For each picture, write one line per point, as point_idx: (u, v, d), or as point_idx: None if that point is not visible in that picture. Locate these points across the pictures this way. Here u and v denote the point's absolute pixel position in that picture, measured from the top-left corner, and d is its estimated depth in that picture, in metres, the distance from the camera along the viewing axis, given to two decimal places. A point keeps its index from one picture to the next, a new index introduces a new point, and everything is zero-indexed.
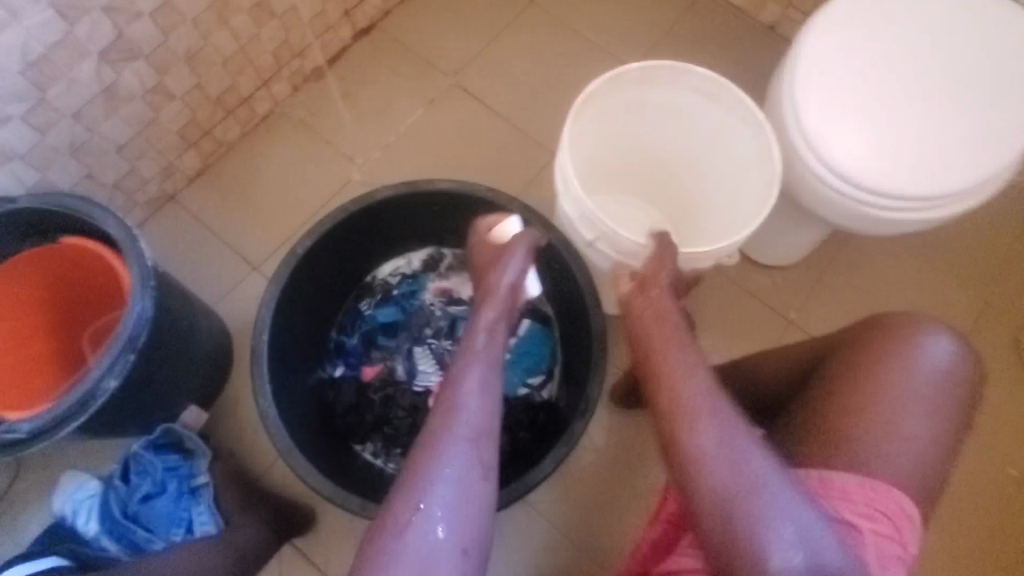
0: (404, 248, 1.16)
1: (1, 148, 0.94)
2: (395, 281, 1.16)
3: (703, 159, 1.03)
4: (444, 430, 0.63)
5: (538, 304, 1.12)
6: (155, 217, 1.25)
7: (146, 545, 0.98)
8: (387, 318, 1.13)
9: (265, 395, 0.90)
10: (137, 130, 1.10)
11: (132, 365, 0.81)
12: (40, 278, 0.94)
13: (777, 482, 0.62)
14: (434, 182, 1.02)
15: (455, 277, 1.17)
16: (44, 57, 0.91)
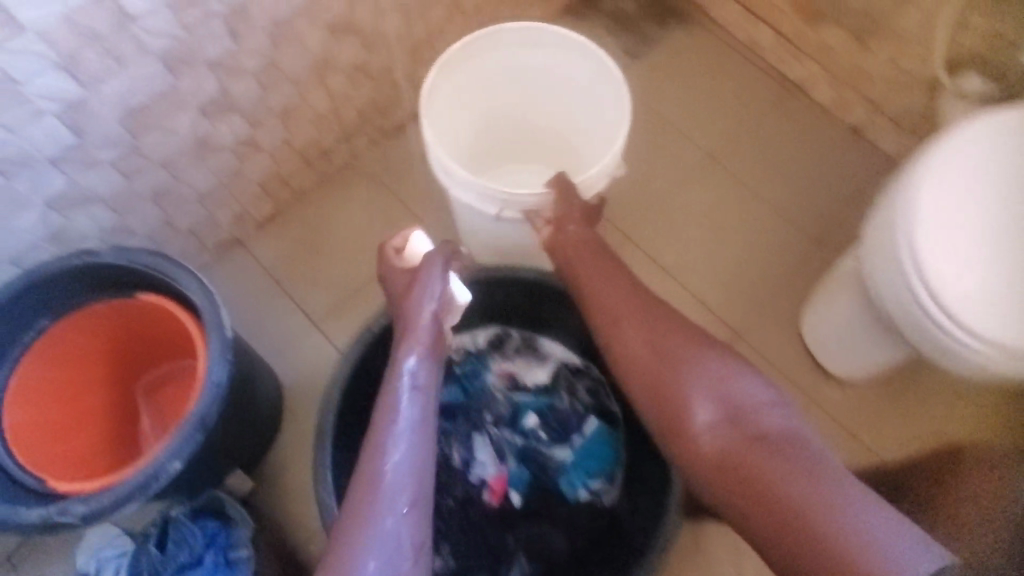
0: (470, 325, 1.12)
1: (85, 192, 0.91)
2: (459, 359, 1.12)
3: (564, 110, 1.12)
4: (372, 476, 0.71)
5: (605, 401, 1.08)
6: (221, 263, 1.23)
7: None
8: (448, 399, 1.09)
9: (327, 483, 0.84)
10: (219, 179, 1.08)
11: (197, 446, 0.76)
12: (105, 331, 0.90)
13: (715, 440, 0.74)
14: (521, 270, 1.01)
15: (520, 360, 1.13)
16: (144, 107, 0.88)
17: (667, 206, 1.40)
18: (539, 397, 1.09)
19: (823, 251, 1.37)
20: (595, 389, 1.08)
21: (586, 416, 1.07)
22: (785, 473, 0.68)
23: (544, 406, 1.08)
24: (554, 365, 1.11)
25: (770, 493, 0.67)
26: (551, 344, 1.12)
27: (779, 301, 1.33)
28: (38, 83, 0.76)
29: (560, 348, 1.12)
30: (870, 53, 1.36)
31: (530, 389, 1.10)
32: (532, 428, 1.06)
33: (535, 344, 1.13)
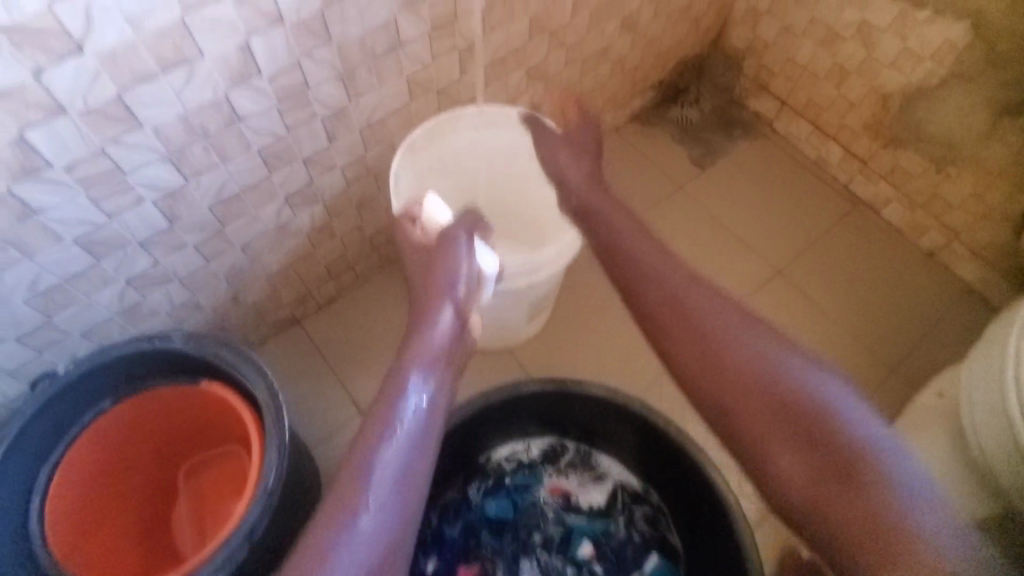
0: (526, 433, 1.05)
1: (166, 271, 0.93)
2: (509, 468, 1.05)
3: (542, 189, 1.13)
4: (359, 474, 0.59)
5: (666, 535, 0.99)
6: (277, 339, 1.23)
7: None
8: (496, 513, 1.01)
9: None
10: (290, 262, 1.09)
11: (241, 560, 0.72)
12: (161, 416, 0.89)
13: (781, 431, 0.65)
14: (582, 385, 0.94)
15: (574, 475, 1.05)
16: (236, 195, 0.91)
17: None
18: (594, 522, 1.01)
19: (896, 380, 1.29)
20: (656, 521, 1.01)
21: (645, 551, 0.98)
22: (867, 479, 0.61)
23: (599, 533, 1.00)
24: (611, 486, 1.04)
25: (844, 496, 0.61)
26: (608, 461, 1.05)
27: None
28: (143, 175, 0.78)
29: (618, 467, 1.04)
30: (947, 180, 1.34)
31: (584, 511, 1.02)
32: (586, 558, 0.98)
33: (591, 459, 1.06)
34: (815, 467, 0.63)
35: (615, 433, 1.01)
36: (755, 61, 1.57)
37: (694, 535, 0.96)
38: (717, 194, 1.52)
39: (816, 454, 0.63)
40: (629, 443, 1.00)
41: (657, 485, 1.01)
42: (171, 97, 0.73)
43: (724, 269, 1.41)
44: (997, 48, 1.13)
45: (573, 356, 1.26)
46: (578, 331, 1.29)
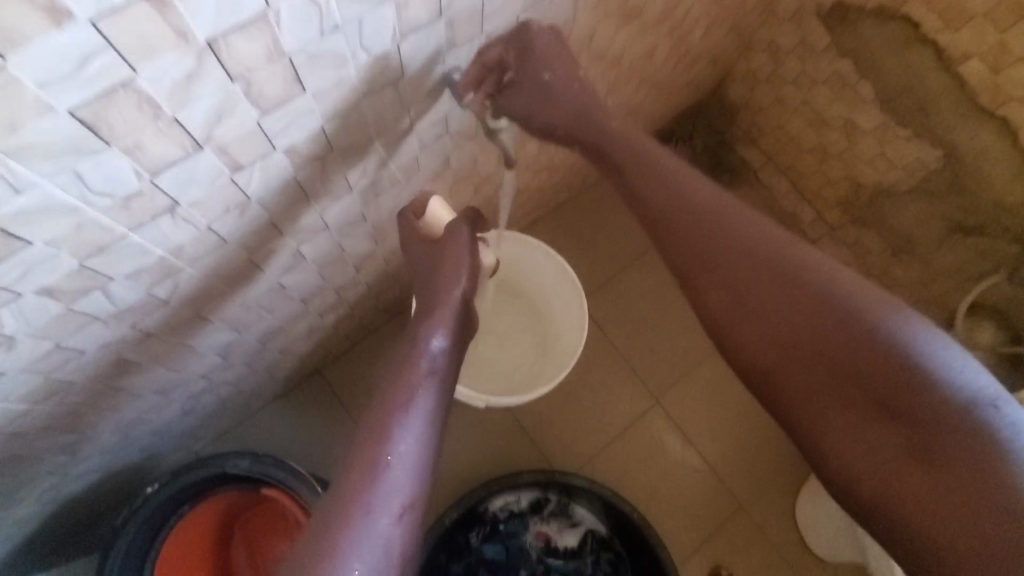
0: (519, 490, 1.32)
1: (220, 383, 1.08)
2: (503, 516, 1.33)
3: (540, 288, 1.31)
4: (340, 523, 0.63)
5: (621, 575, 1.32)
6: (301, 387, 1.42)
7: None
8: (492, 555, 1.32)
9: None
10: (316, 341, 1.24)
11: None
12: (209, 529, 1.09)
13: (826, 323, 0.69)
14: (568, 475, 1.28)
15: (556, 523, 1.35)
16: (279, 327, 1.05)
17: (697, 372, 1.54)
18: (568, 561, 1.33)
19: None
20: (615, 563, 1.32)
21: None
22: (921, 410, 0.62)
23: (570, 569, 1.33)
24: (583, 532, 1.34)
25: (897, 386, 0.63)
26: (581, 512, 1.34)
27: (780, 477, 1.49)
28: (212, 346, 0.93)
29: (589, 517, 1.34)
30: (898, 262, 1.52)
31: (561, 552, 1.34)
32: None
33: (568, 510, 1.34)
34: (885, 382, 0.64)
35: (590, 500, 1.31)
36: (748, 118, 1.64)
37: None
38: None
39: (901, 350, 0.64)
40: (599, 507, 1.31)
41: (619, 538, 1.32)
42: (236, 303, 0.85)
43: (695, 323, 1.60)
44: (964, 181, 1.27)
45: (558, 404, 1.48)
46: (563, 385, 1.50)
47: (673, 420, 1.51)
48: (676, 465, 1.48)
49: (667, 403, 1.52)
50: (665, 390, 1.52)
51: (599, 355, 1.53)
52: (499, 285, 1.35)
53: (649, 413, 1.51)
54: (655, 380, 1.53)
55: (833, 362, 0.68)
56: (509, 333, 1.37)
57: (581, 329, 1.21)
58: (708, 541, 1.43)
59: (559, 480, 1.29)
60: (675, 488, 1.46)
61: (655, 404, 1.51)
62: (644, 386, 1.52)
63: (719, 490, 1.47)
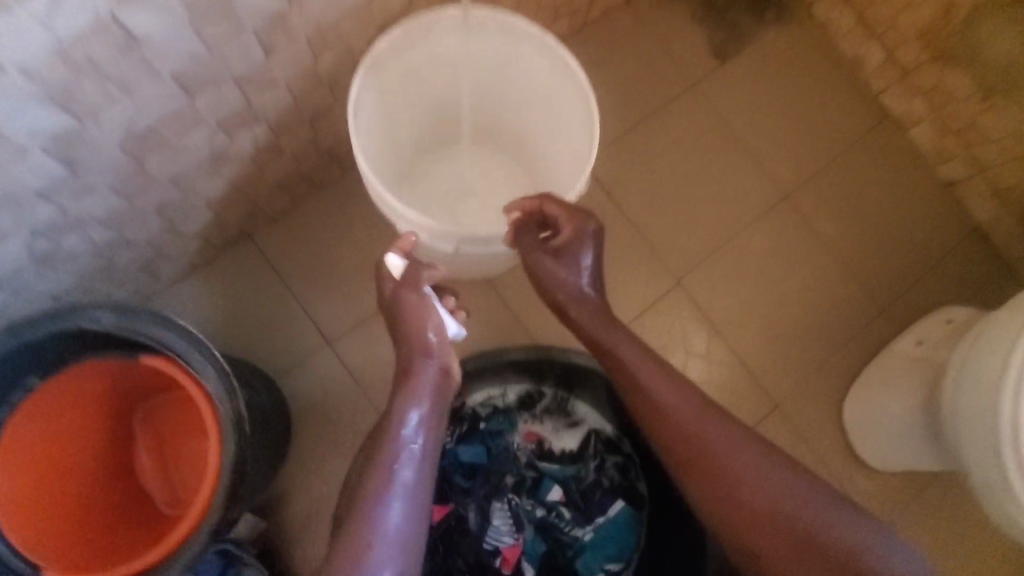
0: (503, 380, 1.05)
1: (81, 217, 0.78)
2: (483, 412, 1.05)
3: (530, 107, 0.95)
4: None
5: (633, 482, 1.03)
6: (229, 259, 1.12)
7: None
8: (469, 458, 1.03)
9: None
10: (231, 182, 0.93)
11: (205, 548, 0.72)
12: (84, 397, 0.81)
13: (761, 502, 0.74)
14: (564, 352, 1.00)
15: (550, 419, 1.07)
16: (152, 130, 0.72)
17: (726, 248, 1.25)
18: (566, 466, 1.04)
19: (879, 320, 1.26)
20: (625, 468, 1.04)
21: (614, 497, 1.02)
22: (846, 561, 0.69)
23: (569, 476, 1.04)
24: (585, 431, 1.06)
25: (835, 550, 0.70)
26: (583, 407, 1.07)
27: (823, 372, 1.23)
28: (19, 122, 0.60)
29: (592, 413, 1.06)
30: (994, 108, 1.18)
31: (557, 456, 1.05)
32: (555, 502, 1.02)
33: (566, 405, 1.07)
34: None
35: (593, 388, 1.03)
36: None
37: (663, 484, 1.00)
38: (735, 90, 1.31)
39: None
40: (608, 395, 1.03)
41: (631, 436, 1.03)
42: (27, 21, 0.52)
43: (731, 188, 1.27)
44: None
45: None
46: None
47: (697, 304, 1.22)
48: (698, 357, 1.20)
49: (690, 284, 1.22)
50: (688, 270, 1.23)
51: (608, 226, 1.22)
52: (481, 116, 1.01)
53: (669, 295, 1.21)
54: (675, 258, 1.23)
55: (767, 503, 0.73)
56: (501, 183, 1.06)
57: (582, 152, 0.86)
58: None
59: (559, 357, 1.00)
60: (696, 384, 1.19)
61: (675, 286, 1.22)
62: (661, 264, 1.22)
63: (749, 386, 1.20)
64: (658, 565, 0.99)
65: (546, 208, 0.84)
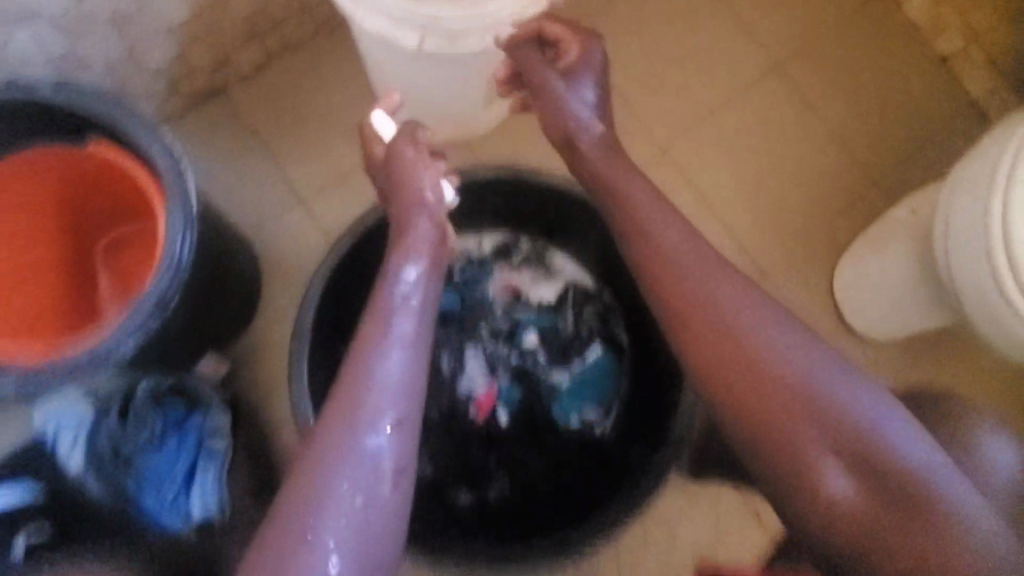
0: (478, 227, 1.02)
1: (27, 5, 0.79)
2: (459, 261, 1.03)
3: None
4: (318, 468, 0.58)
5: (613, 330, 1.01)
6: (195, 113, 1.07)
7: (155, 515, 0.89)
8: (444, 305, 1.00)
9: (300, 383, 0.78)
10: (192, 8, 0.92)
11: (156, 329, 0.69)
12: (41, 185, 0.80)
13: (773, 390, 0.62)
14: (543, 176, 0.89)
15: (528, 268, 1.04)
16: None
17: (715, 118, 1.20)
18: (543, 315, 1.02)
19: (877, 193, 1.20)
20: (604, 316, 1.01)
21: (591, 343, 1.00)
22: (863, 455, 0.58)
23: (547, 324, 1.02)
24: (563, 283, 1.03)
25: (857, 451, 0.59)
26: (561, 260, 1.04)
27: (813, 246, 1.19)
28: None
29: (571, 265, 1.03)
30: None
31: (534, 305, 1.03)
32: (531, 347, 1.00)
33: (545, 256, 1.04)
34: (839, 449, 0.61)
35: (572, 231, 0.97)
36: None
37: (640, 326, 0.97)
38: None
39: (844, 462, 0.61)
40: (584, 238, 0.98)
41: (609, 281, 1.00)
42: None
43: (719, 56, 1.21)
44: None
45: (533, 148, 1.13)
46: None
47: (684, 174, 1.18)
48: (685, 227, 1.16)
49: (677, 153, 1.18)
50: (673, 136, 1.18)
51: None
52: None
53: (656, 163, 1.17)
54: (660, 124, 1.18)
55: (780, 389, 0.62)
56: None
57: None
58: None
59: (533, 179, 0.89)
60: None
61: (660, 152, 1.17)
62: (645, 130, 1.17)
63: (737, 257, 1.18)
64: (634, 407, 0.97)
65: (547, 29, 0.85)
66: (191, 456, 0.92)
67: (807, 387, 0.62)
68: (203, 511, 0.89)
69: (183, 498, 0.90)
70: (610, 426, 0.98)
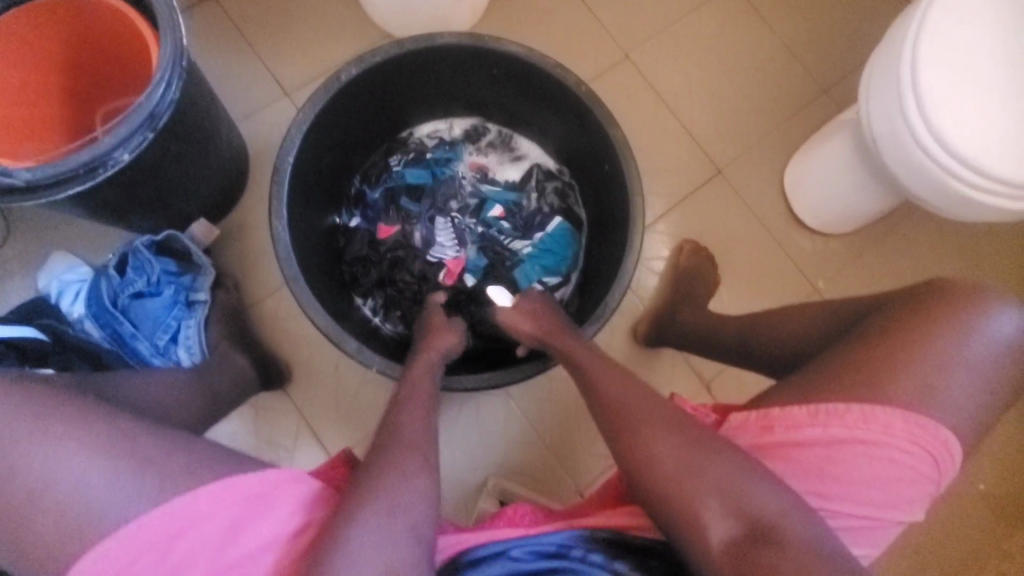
0: (448, 112, 1.11)
1: None
2: (430, 144, 1.12)
3: None
4: (353, 514, 0.59)
5: (571, 205, 1.09)
6: (192, 13, 1.16)
7: (145, 359, 0.95)
8: (414, 180, 1.09)
9: (281, 215, 0.82)
10: None
11: (149, 144, 0.75)
12: (60, 33, 0.88)
13: (670, 481, 0.65)
14: (504, 43, 0.89)
15: (493, 153, 1.13)
16: None
17: (673, 27, 1.28)
18: (508, 192, 1.11)
19: (826, 99, 1.29)
20: (564, 193, 1.09)
21: (551, 216, 1.09)
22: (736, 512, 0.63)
23: (511, 200, 1.10)
24: (527, 165, 1.12)
25: (859, 452, 0.69)
26: (526, 144, 1.12)
27: (766, 144, 1.26)
28: None
29: (534, 148, 1.12)
30: None
31: (499, 183, 1.12)
32: (495, 219, 1.09)
33: (510, 141, 1.13)
34: (825, 380, 0.73)
35: (532, 110, 1.03)
36: None
37: (594, 196, 1.03)
38: None
39: (840, 359, 0.74)
40: (544, 121, 1.04)
41: (568, 161, 1.07)
42: None
43: None
44: None
45: None
46: (511, 29, 1.24)
47: (643, 77, 1.26)
48: (643, 125, 1.25)
49: (637, 58, 1.26)
50: (636, 44, 1.27)
51: (559, 1, 1.26)
52: None
53: (617, 67, 1.26)
54: (624, 33, 1.27)
55: (690, 452, 0.67)
56: None
57: None
58: (677, 205, 1.22)
59: (491, 46, 0.89)
60: (642, 149, 1.24)
61: (623, 58, 1.26)
62: (610, 38, 1.26)
63: (695, 154, 1.25)
64: (590, 270, 1.04)
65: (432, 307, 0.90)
66: (183, 307, 0.99)
67: (703, 463, 0.65)
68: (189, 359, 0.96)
69: (173, 347, 0.97)
70: (570, 291, 1.07)
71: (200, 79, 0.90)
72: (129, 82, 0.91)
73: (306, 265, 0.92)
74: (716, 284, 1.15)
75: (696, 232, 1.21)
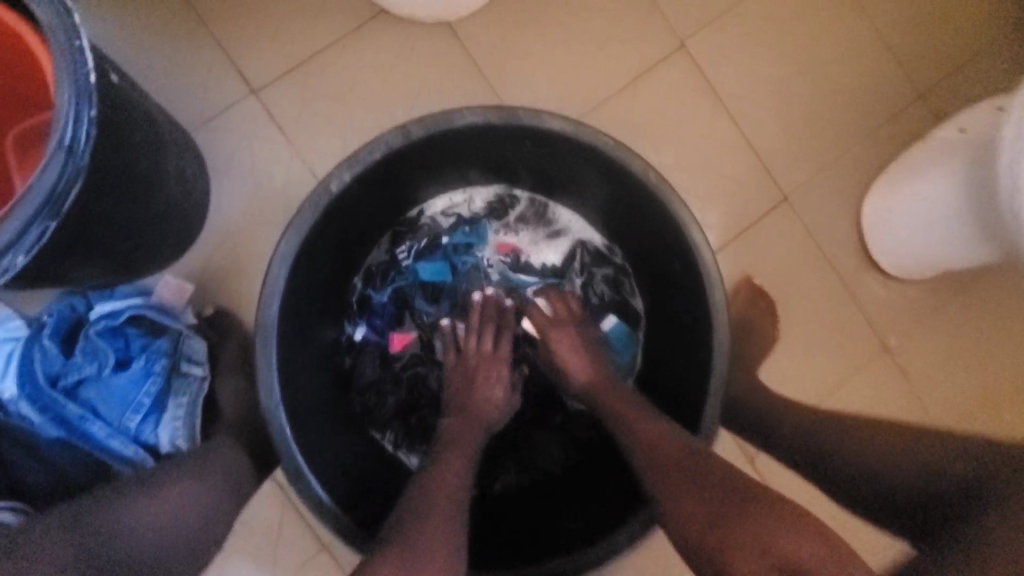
0: (466, 182, 0.88)
1: None
2: (447, 223, 0.90)
3: None
4: None
5: (626, 297, 0.89)
6: None
7: (101, 445, 0.79)
8: (429, 277, 0.87)
9: (272, 390, 0.65)
10: None
11: (53, 236, 0.54)
12: None
13: None
14: (540, 117, 0.69)
15: (526, 229, 0.91)
16: None
17: (741, 7, 1.02)
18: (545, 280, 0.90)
19: (919, 108, 1.05)
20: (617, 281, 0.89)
21: (602, 311, 0.89)
22: None
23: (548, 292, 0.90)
24: (569, 243, 0.91)
25: None
26: (567, 216, 0.91)
27: (844, 166, 1.04)
28: None
29: (578, 223, 0.90)
30: None
31: (535, 269, 0.91)
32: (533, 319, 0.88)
33: (546, 212, 0.91)
34: None
35: (578, 183, 0.82)
36: None
37: (658, 294, 0.84)
38: None
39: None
40: (594, 197, 0.84)
41: (620, 240, 0.87)
42: None
43: None
44: None
45: (530, 44, 0.98)
46: (539, 10, 0.98)
47: (701, 75, 1.01)
48: (697, 138, 1.01)
49: (694, 49, 1.01)
50: (694, 32, 1.01)
51: None
52: None
53: (669, 61, 1.00)
54: (681, 17, 1.00)
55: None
56: None
57: None
58: (730, 243, 1.02)
59: (529, 122, 0.69)
60: (694, 170, 1.01)
61: (677, 51, 1.00)
62: (663, 23, 1.00)
63: (757, 177, 1.02)
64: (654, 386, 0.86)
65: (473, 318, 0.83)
66: (160, 379, 0.82)
67: None
68: (166, 439, 0.81)
69: (146, 426, 0.81)
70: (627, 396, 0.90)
71: (123, 108, 0.66)
72: (32, 96, 0.68)
73: (301, 419, 0.72)
74: (772, 340, 0.98)
75: (752, 274, 1.02)
